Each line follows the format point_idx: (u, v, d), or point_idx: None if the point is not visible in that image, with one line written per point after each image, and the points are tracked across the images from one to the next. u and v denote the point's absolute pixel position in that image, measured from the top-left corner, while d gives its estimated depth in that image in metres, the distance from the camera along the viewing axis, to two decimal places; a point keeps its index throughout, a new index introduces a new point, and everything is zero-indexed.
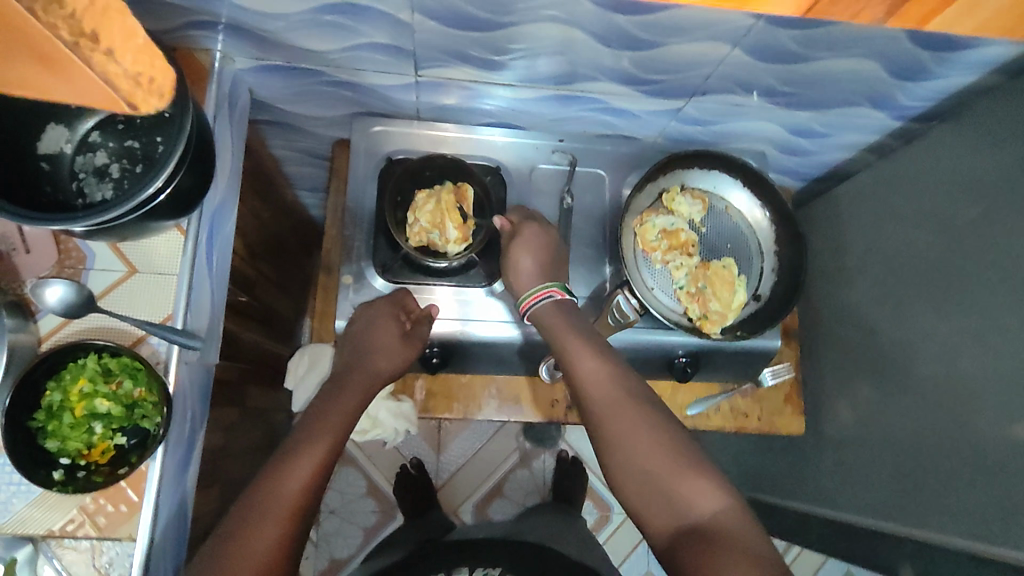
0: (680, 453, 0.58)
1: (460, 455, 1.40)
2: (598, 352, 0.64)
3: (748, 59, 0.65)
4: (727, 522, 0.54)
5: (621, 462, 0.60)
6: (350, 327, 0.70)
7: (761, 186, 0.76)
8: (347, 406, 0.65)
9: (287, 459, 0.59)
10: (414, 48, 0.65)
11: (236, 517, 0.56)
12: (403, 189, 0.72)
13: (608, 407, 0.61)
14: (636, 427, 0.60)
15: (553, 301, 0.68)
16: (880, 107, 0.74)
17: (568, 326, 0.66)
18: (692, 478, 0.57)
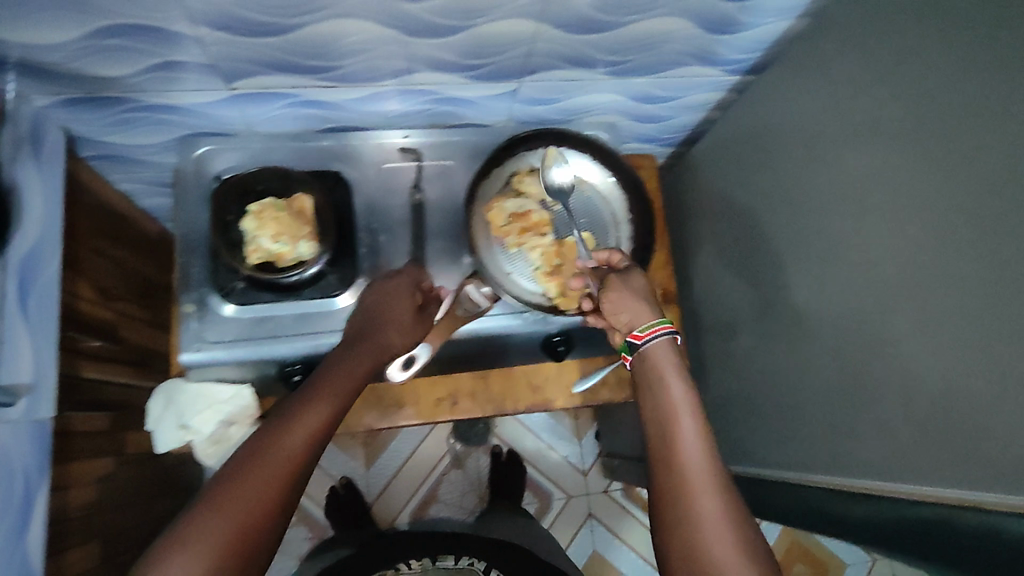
0: (738, 516, 0.53)
1: (391, 466, 1.38)
2: (695, 414, 0.58)
3: (558, 34, 0.64)
4: None
5: (671, 486, 0.55)
6: (363, 300, 0.67)
7: (605, 156, 0.77)
8: (354, 370, 0.60)
9: (285, 417, 0.54)
10: (214, 61, 0.62)
11: (227, 468, 0.52)
12: (234, 207, 0.69)
13: (694, 471, 0.55)
14: (706, 475, 0.55)
15: (670, 340, 0.63)
16: (708, 64, 0.74)
17: (665, 373, 0.61)
18: (739, 546, 0.51)
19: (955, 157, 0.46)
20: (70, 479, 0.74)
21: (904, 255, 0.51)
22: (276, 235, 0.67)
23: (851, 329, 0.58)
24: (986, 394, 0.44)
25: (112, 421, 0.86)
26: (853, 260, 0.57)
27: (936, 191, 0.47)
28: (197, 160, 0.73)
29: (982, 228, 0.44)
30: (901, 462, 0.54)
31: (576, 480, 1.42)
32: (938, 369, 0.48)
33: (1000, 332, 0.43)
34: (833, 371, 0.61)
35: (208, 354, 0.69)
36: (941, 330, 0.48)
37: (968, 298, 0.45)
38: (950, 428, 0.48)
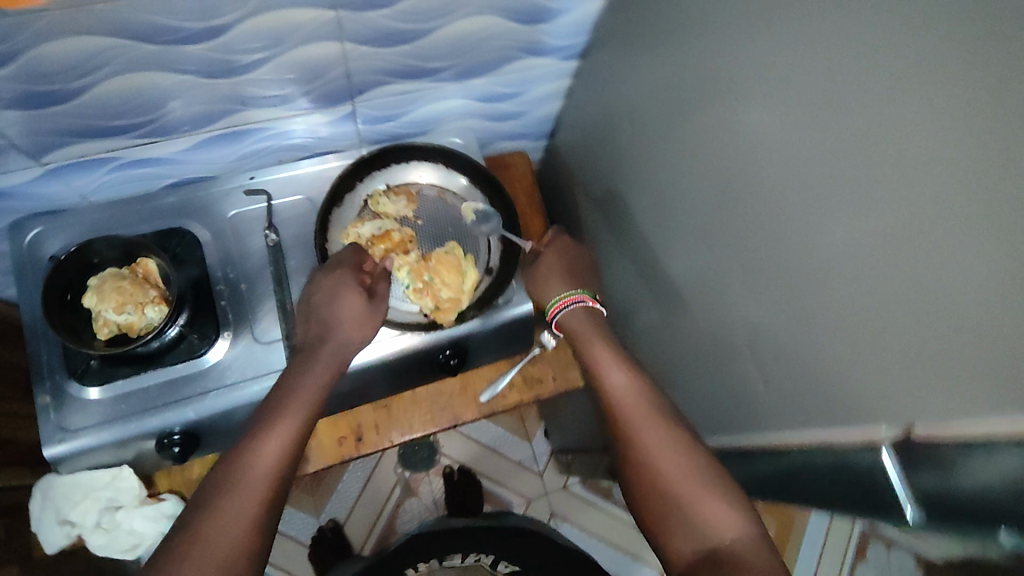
0: (703, 472, 0.54)
1: (343, 509, 1.34)
2: (630, 366, 0.62)
3: (369, 50, 0.64)
4: (749, 553, 0.49)
5: (637, 472, 0.57)
6: (310, 298, 0.65)
7: (458, 163, 0.77)
8: (322, 377, 0.60)
9: (256, 434, 0.55)
10: (14, 138, 0.60)
11: (202, 492, 0.53)
12: (73, 285, 0.66)
13: (635, 420, 0.58)
14: (661, 450, 0.56)
15: (585, 309, 0.69)
16: (538, 54, 0.74)
17: (596, 332, 0.66)
18: (714, 501, 0.52)
19: (762, 102, 0.48)
20: None
21: (744, 207, 0.52)
22: (119, 303, 0.64)
23: (709, 288, 0.59)
24: (822, 326, 0.45)
25: (5, 531, 0.80)
26: (703, 221, 0.59)
27: (755, 140, 0.49)
28: (31, 244, 0.70)
29: (795, 165, 0.45)
30: (762, 410, 0.54)
31: (533, 483, 1.41)
32: (777, 312, 0.50)
33: (823, 260, 0.44)
34: (700, 332, 0.62)
35: (72, 444, 0.65)
36: (777, 274, 0.49)
37: (797, 236, 0.46)
38: (799, 369, 0.49)
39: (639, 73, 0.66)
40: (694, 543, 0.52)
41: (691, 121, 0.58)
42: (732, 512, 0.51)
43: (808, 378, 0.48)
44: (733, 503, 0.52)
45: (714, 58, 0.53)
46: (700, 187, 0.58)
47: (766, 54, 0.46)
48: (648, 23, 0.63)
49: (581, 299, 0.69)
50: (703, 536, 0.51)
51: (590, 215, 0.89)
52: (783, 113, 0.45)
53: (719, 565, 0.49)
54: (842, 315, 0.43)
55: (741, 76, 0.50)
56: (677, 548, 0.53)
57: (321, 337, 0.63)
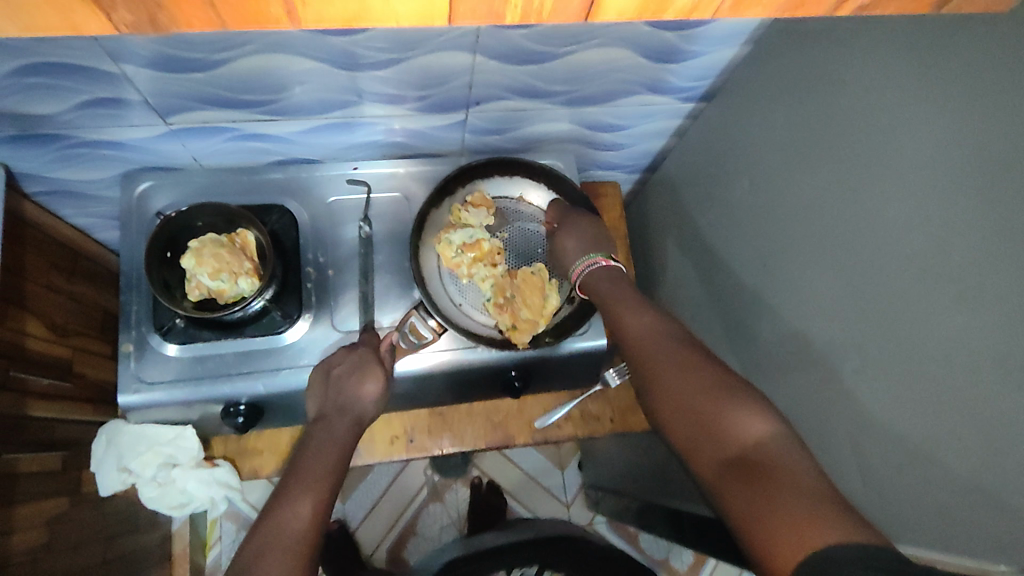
0: (726, 387, 0.52)
1: (368, 499, 1.34)
2: (647, 306, 0.63)
3: (496, 65, 0.63)
4: (773, 450, 0.46)
5: (663, 400, 0.55)
6: (331, 371, 0.65)
7: (562, 187, 0.76)
8: (337, 440, 0.61)
9: (284, 498, 0.54)
10: (147, 98, 0.61)
11: (238, 568, 0.49)
12: (173, 243, 0.68)
13: (651, 346, 0.58)
14: (685, 369, 0.55)
15: (602, 271, 0.68)
16: (659, 92, 0.73)
17: (616, 292, 0.66)
18: (736, 407, 0.50)
19: (915, 190, 0.45)
20: (13, 523, 0.72)
21: (867, 295, 0.49)
22: (217, 270, 0.66)
23: (812, 364, 0.56)
24: (949, 437, 0.43)
25: (62, 462, 0.83)
26: (813, 296, 0.56)
27: (896, 228, 0.46)
28: (139, 197, 0.73)
29: (942, 265, 0.43)
30: (865, 503, 0.51)
31: (559, 511, 1.39)
32: (893, 410, 0.47)
33: (961, 370, 0.41)
34: (793, 409, 0.60)
35: (146, 396, 0.66)
36: (897, 371, 0.46)
37: (930, 339, 0.43)
38: (909, 469, 0.46)
39: (766, 130, 0.64)
40: (720, 453, 0.49)
41: (818, 193, 0.56)
42: (756, 415, 0.49)
43: (922, 484, 0.45)
44: (757, 409, 0.50)
45: (861, 133, 0.50)
46: (817, 262, 0.56)
47: (931, 140, 0.44)
48: (787, 81, 0.60)
49: (598, 262, 0.69)
50: (727, 442, 0.49)
51: (676, 260, 0.87)
52: (940, 208, 0.43)
53: (744, 466, 0.46)
54: (979, 435, 0.40)
55: (892, 157, 0.47)
56: (701, 462, 0.50)
57: (337, 412, 0.63)
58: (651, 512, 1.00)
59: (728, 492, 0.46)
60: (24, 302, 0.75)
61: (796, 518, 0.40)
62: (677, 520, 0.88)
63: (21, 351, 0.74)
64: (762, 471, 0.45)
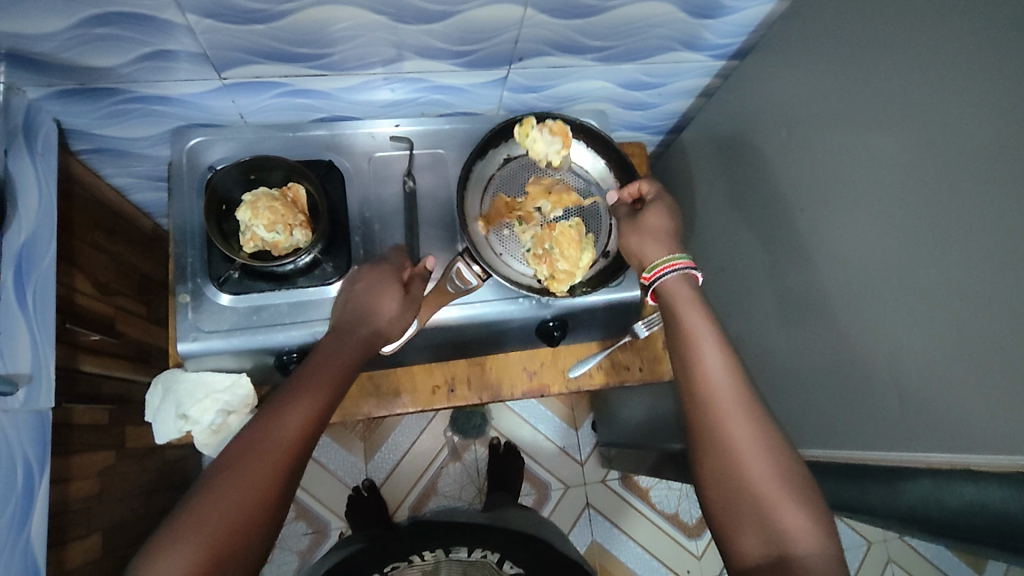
0: (788, 481, 0.56)
1: (390, 460, 1.38)
2: (728, 355, 0.63)
3: (545, 19, 0.65)
4: (816, 565, 0.51)
5: (716, 468, 0.58)
6: (353, 284, 0.67)
7: (602, 142, 0.78)
8: (346, 358, 0.63)
9: (279, 407, 0.58)
10: (207, 50, 0.63)
11: (222, 459, 0.55)
12: (229, 196, 0.70)
13: (724, 408, 0.59)
14: (752, 450, 0.57)
15: (679, 277, 0.67)
16: (695, 49, 0.75)
17: (691, 302, 0.66)
18: (796, 512, 0.54)
19: (955, 126, 0.48)
20: (72, 471, 0.74)
21: (907, 230, 0.53)
22: (272, 221, 0.68)
23: (849, 302, 0.60)
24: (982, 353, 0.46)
25: (110, 416, 0.85)
26: (852, 237, 0.59)
27: (938, 162, 0.49)
28: (189, 152, 0.74)
29: (985, 193, 0.46)
30: (898, 425, 0.55)
31: (574, 469, 1.43)
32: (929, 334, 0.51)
33: (998, 290, 0.45)
34: (830, 346, 0.63)
35: (205, 344, 0.69)
36: (937, 296, 0.50)
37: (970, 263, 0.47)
38: (945, 390, 0.50)
39: (800, 81, 0.66)
40: (765, 547, 0.54)
41: (855, 137, 0.59)
42: (811, 528, 0.53)
43: (957, 399, 0.49)
44: (810, 515, 0.54)
45: (899, 77, 0.53)
46: (855, 203, 0.59)
47: (973, 77, 0.47)
48: (822, 33, 0.63)
49: (683, 266, 0.67)
50: (774, 536, 0.53)
51: (702, 219, 0.90)
52: (982, 139, 0.46)
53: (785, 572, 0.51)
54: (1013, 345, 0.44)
55: (934, 97, 0.50)
56: (744, 547, 0.55)
57: (353, 329, 0.64)
58: (672, 464, 1.04)
59: None
60: (74, 258, 0.77)
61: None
62: None
63: (73, 306, 0.76)
64: None
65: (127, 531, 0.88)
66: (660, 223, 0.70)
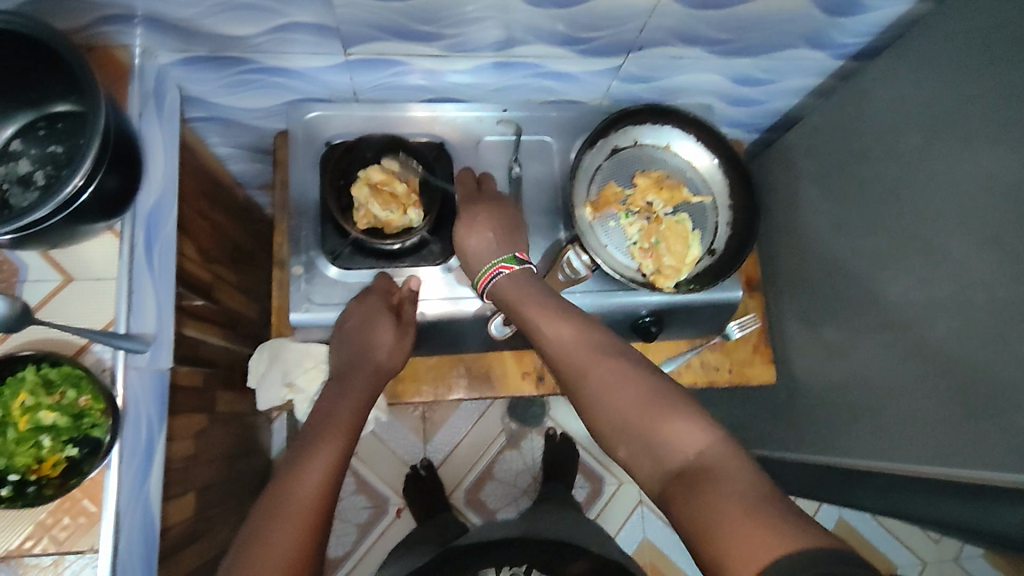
0: (663, 398, 0.54)
1: (448, 441, 1.39)
2: (566, 317, 0.61)
3: (673, 7, 0.64)
4: (713, 460, 0.48)
5: (601, 416, 0.55)
6: (343, 323, 0.69)
7: (711, 137, 0.76)
8: (348, 409, 0.65)
9: (295, 465, 0.58)
10: (339, 25, 0.63)
11: (255, 517, 0.54)
12: (345, 172, 0.70)
13: (579, 362, 0.58)
14: (614, 386, 0.55)
15: (506, 276, 0.65)
16: (818, 46, 0.73)
17: (530, 292, 0.63)
18: (679, 418, 0.52)
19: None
20: (175, 432, 0.77)
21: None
22: (391, 198, 0.69)
23: (981, 316, 0.58)
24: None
25: (205, 379, 0.88)
26: (985, 251, 0.57)
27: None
28: (307, 125, 0.75)
29: None
30: None
31: (629, 466, 1.43)
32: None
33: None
34: (950, 365, 0.61)
35: (317, 316, 0.69)
36: None
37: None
38: None
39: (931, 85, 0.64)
40: (661, 467, 0.50)
41: (996, 146, 0.56)
42: (693, 426, 0.51)
43: None
44: (695, 419, 0.51)
45: None
46: (994, 216, 0.57)
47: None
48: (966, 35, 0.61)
49: (501, 269, 0.65)
50: (665, 454, 0.50)
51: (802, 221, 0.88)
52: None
53: (684, 479, 0.48)
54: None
55: None
56: (647, 479, 0.52)
57: (354, 382, 0.67)
58: None
59: (672, 503, 0.48)
60: (185, 223, 0.79)
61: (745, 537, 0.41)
62: None
63: (182, 271, 0.78)
64: (706, 479, 0.47)
65: (213, 492, 0.90)
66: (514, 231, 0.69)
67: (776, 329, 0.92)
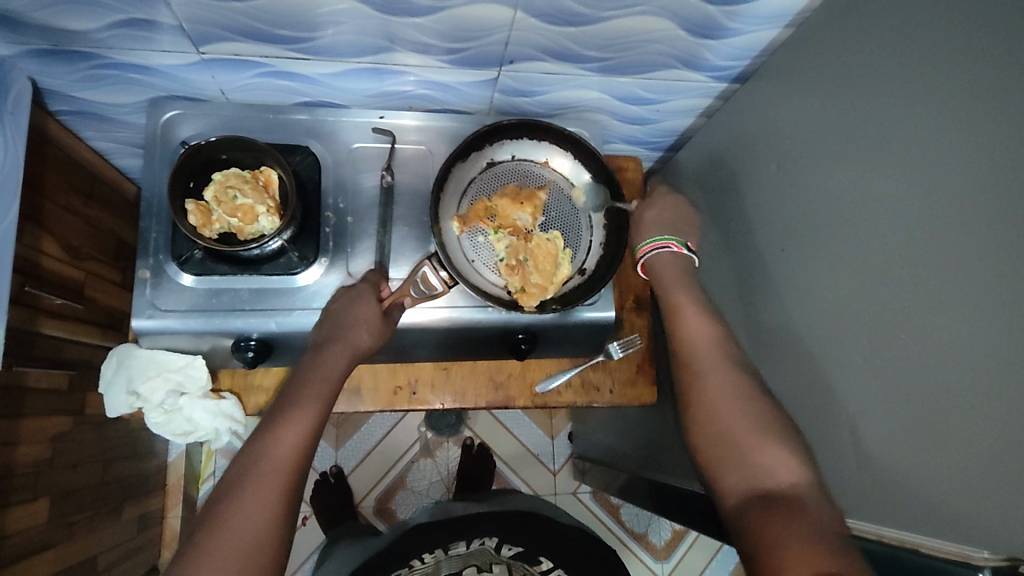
0: (769, 428, 0.56)
1: (360, 448, 1.36)
2: (709, 314, 0.66)
3: (536, 23, 0.63)
4: (803, 492, 0.51)
5: (702, 421, 0.60)
6: (329, 305, 0.68)
7: (588, 155, 0.75)
8: (330, 375, 0.62)
9: (273, 430, 0.57)
10: (181, 24, 0.60)
11: (222, 488, 0.54)
12: (197, 173, 0.68)
13: (699, 368, 0.62)
14: (730, 399, 0.59)
15: (670, 254, 0.71)
16: (695, 68, 0.72)
17: (677, 275, 0.69)
18: (777, 448, 0.54)
19: (959, 188, 0.45)
20: (19, 436, 0.73)
21: (895, 291, 0.50)
22: (236, 206, 0.66)
23: (835, 355, 0.57)
24: (968, 430, 0.43)
25: (70, 381, 0.84)
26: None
27: (938, 227, 0.46)
28: (164, 125, 0.73)
29: (973, 269, 0.43)
30: (875, 494, 0.52)
31: (545, 478, 1.42)
32: (909, 402, 0.48)
33: (991, 366, 0.42)
34: (811, 399, 0.60)
35: (160, 322, 0.68)
36: (926, 376, 0.47)
37: (957, 334, 0.44)
38: (915, 476, 0.48)
39: (803, 118, 0.63)
40: (748, 483, 0.54)
41: (854, 185, 0.55)
42: (790, 456, 0.54)
43: (927, 483, 0.47)
44: (792, 452, 0.54)
45: (906, 127, 0.50)
46: (850, 253, 0.56)
47: (980, 143, 0.44)
48: (827, 67, 0.60)
49: (670, 245, 0.71)
50: (758, 476, 0.54)
51: (693, 242, 0.87)
52: (981, 216, 0.43)
53: (770, 498, 0.51)
54: (998, 421, 0.41)
55: (932, 151, 0.47)
56: (729, 485, 0.55)
57: (333, 349, 0.64)
58: (639, 488, 1.02)
59: (746, 514, 0.52)
60: (42, 219, 0.75)
61: (808, 546, 0.44)
62: (664, 494, 0.91)
63: (36, 268, 0.75)
64: (786, 504, 0.50)
65: (77, 498, 0.87)
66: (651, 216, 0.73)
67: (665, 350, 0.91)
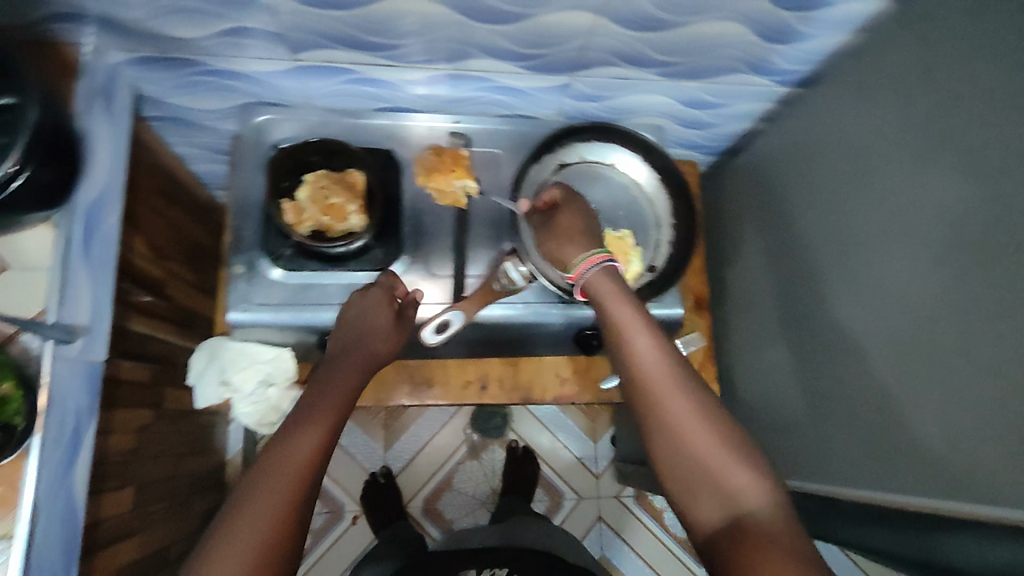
0: (737, 449, 0.54)
1: (408, 449, 1.39)
2: (651, 329, 0.59)
3: (616, 28, 0.66)
4: (770, 520, 0.50)
5: (667, 451, 0.55)
6: (345, 313, 0.68)
7: (656, 157, 0.78)
8: (347, 384, 0.62)
9: (287, 435, 0.56)
10: (286, 32, 0.64)
11: (234, 499, 0.53)
12: (290, 174, 0.72)
13: (648, 386, 0.57)
14: (692, 423, 0.55)
15: (609, 270, 0.62)
16: (761, 72, 0.75)
17: (620, 293, 0.61)
18: (745, 475, 0.52)
19: None
20: (113, 425, 0.76)
21: None
22: (329, 205, 0.69)
23: None
24: None
25: (153, 375, 0.88)
26: (894, 280, 0.57)
27: None
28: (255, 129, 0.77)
29: None
30: None
31: (588, 481, 1.43)
32: None
33: None
34: None
35: (253, 316, 0.71)
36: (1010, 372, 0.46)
37: None
38: None
39: None
40: (722, 514, 0.52)
41: None
42: (757, 482, 0.52)
43: None
44: (757, 474, 0.52)
45: None
46: None
47: None
48: None
49: (606, 259, 0.62)
50: (729, 504, 0.52)
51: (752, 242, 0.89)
52: None
53: (742, 533, 0.50)
54: None
55: None
56: (701, 517, 0.53)
57: (350, 356, 0.64)
58: None
59: (720, 555, 0.50)
60: (135, 220, 0.79)
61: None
62: None
63: (129, 266, 0.78)
64: (757, 539, 0.48)
65: (156, 488, 0.90)
66: (573, 223, 0.65)
67: (722, 348, 0.93)
